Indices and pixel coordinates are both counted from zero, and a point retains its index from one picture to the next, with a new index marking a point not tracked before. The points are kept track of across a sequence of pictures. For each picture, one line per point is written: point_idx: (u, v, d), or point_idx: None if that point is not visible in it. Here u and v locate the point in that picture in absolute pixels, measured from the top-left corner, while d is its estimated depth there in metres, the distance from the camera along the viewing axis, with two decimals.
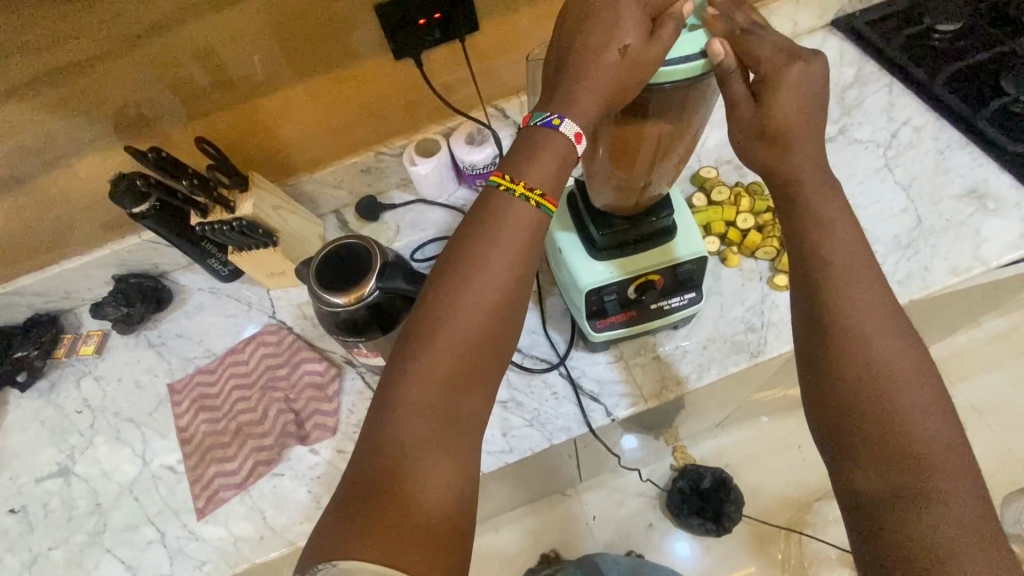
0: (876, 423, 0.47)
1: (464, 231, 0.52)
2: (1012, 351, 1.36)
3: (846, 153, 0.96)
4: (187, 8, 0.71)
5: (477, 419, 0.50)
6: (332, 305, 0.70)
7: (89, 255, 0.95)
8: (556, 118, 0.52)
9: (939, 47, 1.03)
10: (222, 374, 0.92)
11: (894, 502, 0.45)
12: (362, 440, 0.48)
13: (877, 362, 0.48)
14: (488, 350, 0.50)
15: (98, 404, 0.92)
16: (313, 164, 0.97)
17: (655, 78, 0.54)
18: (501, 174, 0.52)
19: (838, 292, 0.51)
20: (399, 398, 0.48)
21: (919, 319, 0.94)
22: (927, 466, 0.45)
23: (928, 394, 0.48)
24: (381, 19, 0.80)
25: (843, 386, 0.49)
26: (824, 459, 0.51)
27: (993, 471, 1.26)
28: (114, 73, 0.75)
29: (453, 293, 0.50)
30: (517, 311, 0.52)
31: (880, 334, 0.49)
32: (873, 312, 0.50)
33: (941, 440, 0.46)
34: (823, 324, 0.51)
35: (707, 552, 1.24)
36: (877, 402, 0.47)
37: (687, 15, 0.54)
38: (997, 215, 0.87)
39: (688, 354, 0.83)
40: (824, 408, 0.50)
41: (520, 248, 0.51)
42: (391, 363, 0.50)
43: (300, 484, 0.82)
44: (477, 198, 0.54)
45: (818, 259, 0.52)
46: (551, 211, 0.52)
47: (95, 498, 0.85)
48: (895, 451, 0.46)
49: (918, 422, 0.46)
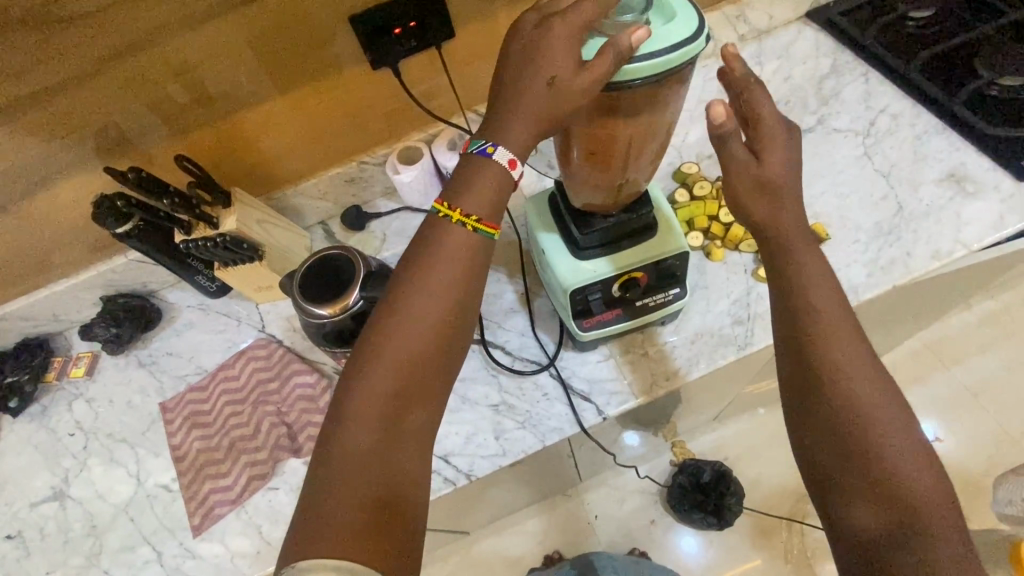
0: (841, 419, 0.49)
1: (414, 251, 0.54)
2: (1002, 332, 1.37)
3: (825, 143, 0.97)
4: (163, 28, 0.72)
5: (428, 429, 0.52)
6: (317, 317, 0.71)
7: (76, 277, 0.95)
8: (490, 146, 0.54)
9: (913, 34, 1.04)
10: (214, 390, 0.92)
11: (863, 499, 0.47)
12: (317, 454, 0.50)
13: (838, 357, 0.50)
14: (435, 361, 0.52)
15: (91, 426, 0.92)
16: (298, 176, 0.97)
17: (620, 76, 0.53)
18: (441, 200, 0.55)
19: (802, 287, 0.53)
20: (349, 408, 0.50)
21: (906, 304, 0.95)
22: (890, 462, 0.47)
23: (889, 393, 0.50)
24: (357, 31, 0.81)
25: (809, 381, 0.51)
26: (797, 458, 0.52)
27: (991, 453, 1.26)
28: (93, 94, 0.75)
29: (396, 312, 0.52)
30: (463, 324, 0.54)
31: (841, 330, 0.51)
32: (857, 345, 0.51)
33: (926, 479, 0.47)
34: (809, 358, 0.51)
35: (711, 546, 1.24)
36: (843, 398, 0.49)
37: (640, 38, 0.51)
38: (976, 198, 0.88)
39: (677, 349, 0.84)
40: (795, 405, 0.52)
41: (459, 264, 0.54)
42: (343, 376, 0.52)
43: (295, 497, 0.82)
44: (423, 223, 0.56)
45: (803, 286, 0.53)
46: (491, 234, 0.55)
47: (91, 520, 0.85)
48: (862, 449, 0.48)
49: (881, 418, 0.48)
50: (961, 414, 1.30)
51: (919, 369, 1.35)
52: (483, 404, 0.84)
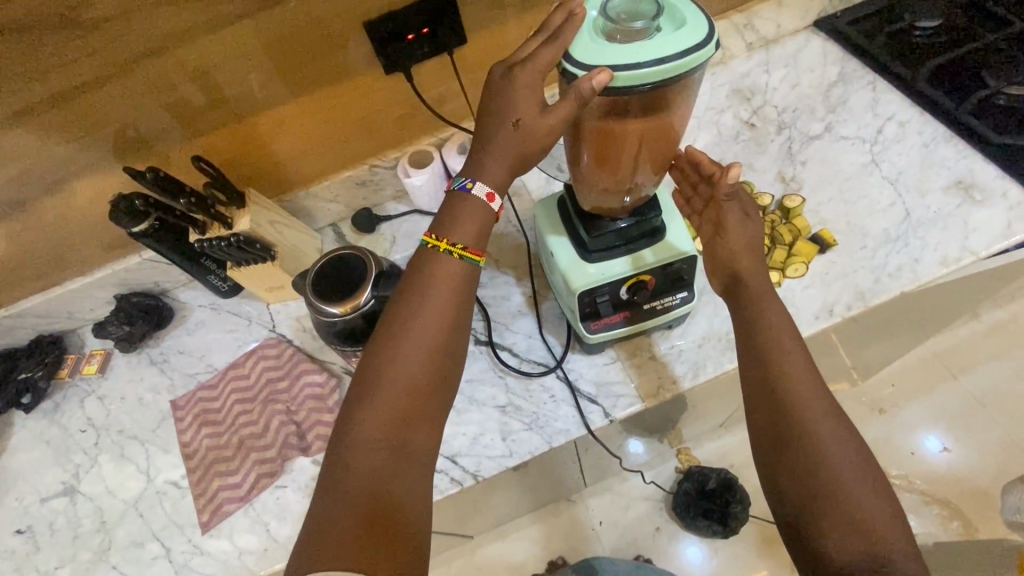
0: (797, 441, 0.57)
1: (415, 282, 0.58)
2: (1011, 342, 1.36)
3: (833, 150, 0.98)
4: (183, 32, 0.74)
5: (428, 451, 0.55)
6: (328, 315, 0.72)
7: (91, 275, 0.97)
8: (470, 182, 0.59)
9: (920, 44, 1.05)
10: (224, 389, 0.93)
11: (823, 513, 0.53)
12: (324, 479, 0.53)
13: (792, 388, 0.59)
14: (433, 387, 0.56)
15: (102, 422, 0.93)
16: (310, 179, 0.99)
17: (614, 82, 0.52)
18: (430, 233, 0.59)
19: (756, 328, 0.63)
20: (354, 433, 0.53)
21: (913, 310, 0.95)
22: (842, 478, 0.54)
23: (836, 418, 0.58)
24: (371, 36, 0.82)
25: (768, 409, 0.59)
26: (762, 477, 0.59)
27: (999, 464, 1.26)
28: (113, 97, 0.77)
29: (396, 340, 0.56)
30: (457, 347, 0.58)
31: (791, 363, 0.60)
32: (811, 383, 0.59)
33: (877, 500, 0.54)
34: (774, 396, 0.59)
35: (716, 554, 1.23)
36: (798, 422, 0.57)
37: (606, 82, 0.51)
38: (984, 205, 0.88)
39: (684, 353, 0.84)
40: (759, 431, 0.60)
41: (454, 292, 0.58)
42: (346, 405, 0.56)
43: (303, 496, 0.82)
44: (414, 256, 0.60)
45: (767, 332, 0.62)
46: (476, 260, 0.59)
47: (100, 516, 0.86)
48: (818, 468, 0.55)
49: (834, 441, 0.56)
50: (969, 425, 1.30)
51: (926, 379, 1.35)
52: (490, 405, 0.84)
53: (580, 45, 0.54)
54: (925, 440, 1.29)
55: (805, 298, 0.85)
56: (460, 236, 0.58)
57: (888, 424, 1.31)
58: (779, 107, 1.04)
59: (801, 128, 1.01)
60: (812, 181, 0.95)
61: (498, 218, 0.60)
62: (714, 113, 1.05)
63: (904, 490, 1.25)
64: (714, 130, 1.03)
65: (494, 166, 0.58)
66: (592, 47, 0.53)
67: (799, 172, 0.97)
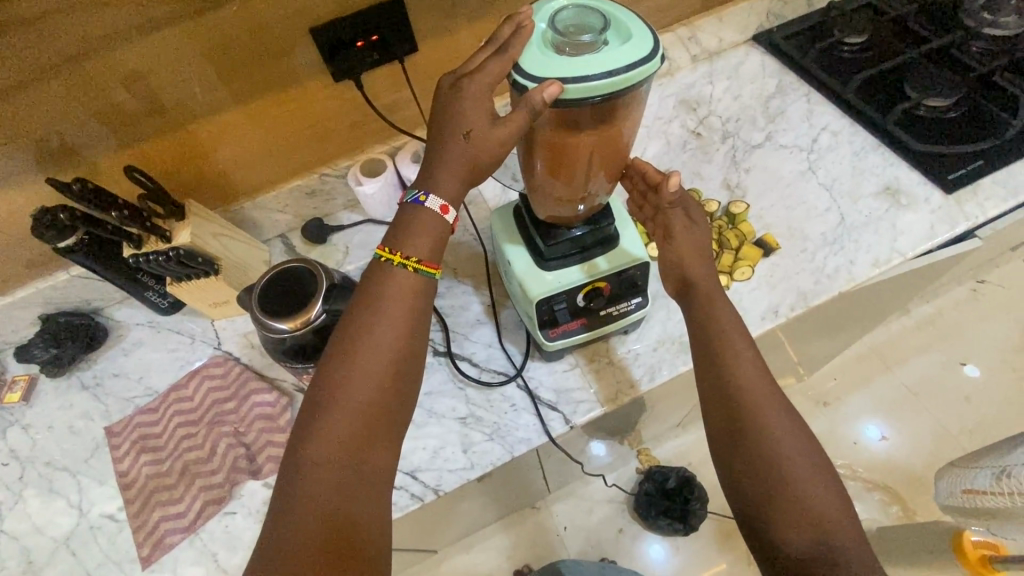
0: (750, 437, 0.58)
1: (369, 298, 0.57)
2: (938, 336, 1.47)
3: (774, 158, 1.02)
4: (113, 34, 0.69)
5: (387, 470, 0.54)
6: (277, 331, 0.69)
7: (11, 295, 0.90)
8: (422, 195, 0.58)
9: (849, 58, 1.12)
10: (165, 412, 0.87)
11: (776, 505, 0.56)
12: (279, 503, 0.51)
13: (744, 390, 0.60)
14: (391, 402, 0.55)
15: (28, 454, 0.86)
16: (257, 189, 0.95)
17: (562, 95, 0.53)
18: (383, 247, 0.58)
19: (708, 327, 0.65)
20: (308, 455, 0.51)
21: (850, 308, 1.00)
22: (792, 472, 0.56)
23: (786, 414, 0.60)
24: (318, 42, 0.80)
25: (721, 409, 0.61)
26: (720, 476, 0.61)
27: (930, 450, 1.34)
28: (35, 103, 0.72)
29: (350, 358, 0.54)
30: (415, 362, 0.57)
31: (743, 364, 0.62)
32: (761, 382, 0.61)
33: (827, 492, 0.56)
34: (729, 398, 0.61)
35: (677, 552, 1.26)
36: (753, 422, 0.59)
37: (553, 97, 0.52)
38: (909, 209, 0.94)
39: (640, 357, 0.85)
40: (713, 429, 0.62)
41: (408, 306, 0.57)
42: (299, 424, 0.54)
43: (253, 522, 0.78)
44: (366, 270, 0.59)
45: (722, 337, 0.64)
46: (432, 273, 0.58)
47: (26, 557, 0.79)
48: (771, 463, 0.57)
49: (787, 440, 0.58)
50: (904, 414, 1.38)
51: (864, 373, 1.43)
52: (450, 417, 0.83)
53: (529, 57, 0.55)
54: (866, 429, 1.37)
55: (752, 300, 0.88)
56: (415, 249, 0.57)
57: (832, 416, 1.38)
58: (723, 117, 1.08)
59: (744, 137, 1.05)
60: (755, 188, 1.00)
61: (453, 230, 0.60)
62: (663, 123, 1.08)
63: (848, 478, 1.32)
64: (662, 138, 1.06)
65: (448, 177, 0.57)
66: (541, 60, 0.54)
67: (743, 179, 1.01)
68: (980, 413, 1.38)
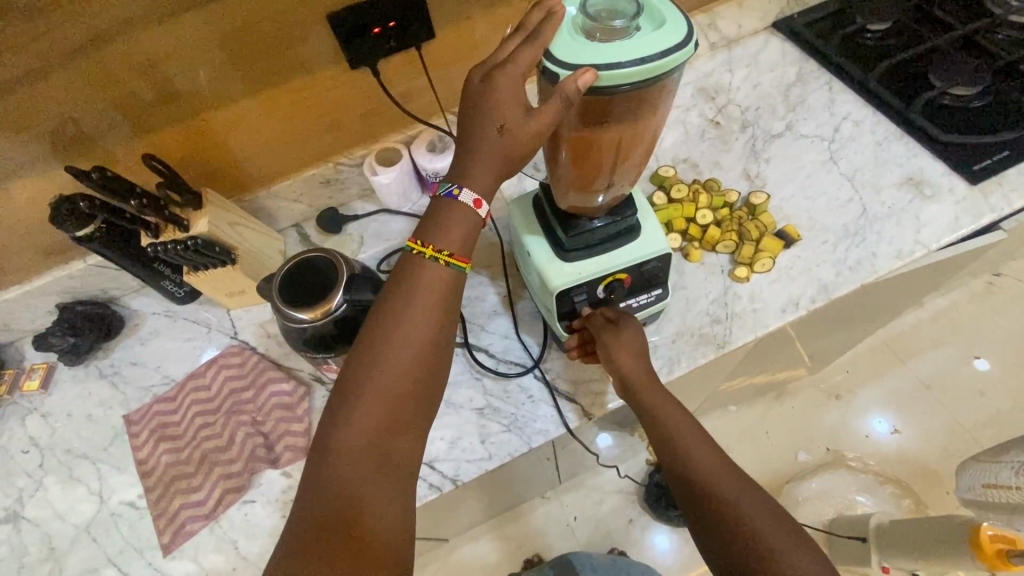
0: (696, 488, 0.61)
1: (402, 285, 0.56)
2: (953, 329, 1.46)
3: (794, 148, 1.01)
4: (130, 21, 0.68)
5: (413, 459, 0.54)
6: (297, 321, 0.69)
7: (30, 283, 0.90)
8: (456, 189, 0.57)
9: (872, 46, 1.09)
10: (183, 401, 0.87)
11: (732, 551, 0.57)
12: (305, 487, 0.51)
13: (683, 445, 0.65)
14: (418, 396, 0.54)
15: (48, 441, 0.87)
16: (272, 178, 0.94)
17: (595, 83, 0.52)
18: (415, 239, 0.57)
19: (651, 386, 0.71)
20: (336, 442, 0.51)
21: (868, 301, 0.99)
22: (740, 514, 0.58)
23: (717, 452, 0.64)
24: (335, 28, 0.79)
25: (666, 461, 0.66)
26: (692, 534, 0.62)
27: (943, 444, 1.34)
28: (50, 89, 0.71)
29: (381, 345, 0.54)
30: (445, 352, 0.57)
31: (676, 424, 0.67)
32: (697, 437, 0.65)
33: (779, 527, 0.57)
34: (671, 457, 0.65)
35: (686, 543, 1.26)
36: (695, 474, 0.62)
37: (587, 84, 0.51)
38: (934, 201, 0.92)
39: (658, 349, 0.85)
40: (668, 479, 0.65)
41: (439, 294, 0.56)
42: (328, 412, 0.54)
43: (271, 510, 0.78)
44: (396, 263, 0.58)
45: (658, 402, 0.69)
46: (462, 268, 0.57)
47: (48, 542, 0.80)
48: (715, 508, 0.59)
49: (730, 485, 0.60)
50: (918, 407, 1.38)
51: (877, 365, 1.42)
52: (467, 408, 0.83)
53: (560, 43, 0.54)
54: (877, 423, 1.36)
55: (771, 293, 0.87)
56: (445, 242, 0.56)
57: (843, 410, 1.38)
58: (742, 106, 1.06)
59: (763, 126, 1.04)
60: (776, 179, 0.98)
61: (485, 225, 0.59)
62: (681, 112, 1.06)
63: (860, 471, 1.31)
64: (680, 129, 1.05)
65: (476, 167, 0.56)
66: (573, 46, 0.53)
67: (763, 170, 0.99)
68: (994, 408, 1.37)
